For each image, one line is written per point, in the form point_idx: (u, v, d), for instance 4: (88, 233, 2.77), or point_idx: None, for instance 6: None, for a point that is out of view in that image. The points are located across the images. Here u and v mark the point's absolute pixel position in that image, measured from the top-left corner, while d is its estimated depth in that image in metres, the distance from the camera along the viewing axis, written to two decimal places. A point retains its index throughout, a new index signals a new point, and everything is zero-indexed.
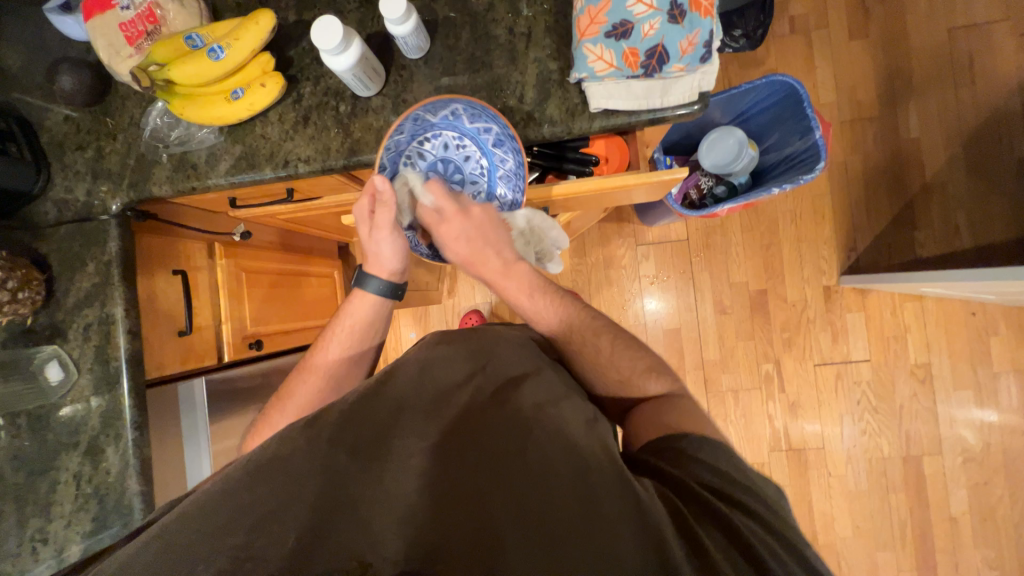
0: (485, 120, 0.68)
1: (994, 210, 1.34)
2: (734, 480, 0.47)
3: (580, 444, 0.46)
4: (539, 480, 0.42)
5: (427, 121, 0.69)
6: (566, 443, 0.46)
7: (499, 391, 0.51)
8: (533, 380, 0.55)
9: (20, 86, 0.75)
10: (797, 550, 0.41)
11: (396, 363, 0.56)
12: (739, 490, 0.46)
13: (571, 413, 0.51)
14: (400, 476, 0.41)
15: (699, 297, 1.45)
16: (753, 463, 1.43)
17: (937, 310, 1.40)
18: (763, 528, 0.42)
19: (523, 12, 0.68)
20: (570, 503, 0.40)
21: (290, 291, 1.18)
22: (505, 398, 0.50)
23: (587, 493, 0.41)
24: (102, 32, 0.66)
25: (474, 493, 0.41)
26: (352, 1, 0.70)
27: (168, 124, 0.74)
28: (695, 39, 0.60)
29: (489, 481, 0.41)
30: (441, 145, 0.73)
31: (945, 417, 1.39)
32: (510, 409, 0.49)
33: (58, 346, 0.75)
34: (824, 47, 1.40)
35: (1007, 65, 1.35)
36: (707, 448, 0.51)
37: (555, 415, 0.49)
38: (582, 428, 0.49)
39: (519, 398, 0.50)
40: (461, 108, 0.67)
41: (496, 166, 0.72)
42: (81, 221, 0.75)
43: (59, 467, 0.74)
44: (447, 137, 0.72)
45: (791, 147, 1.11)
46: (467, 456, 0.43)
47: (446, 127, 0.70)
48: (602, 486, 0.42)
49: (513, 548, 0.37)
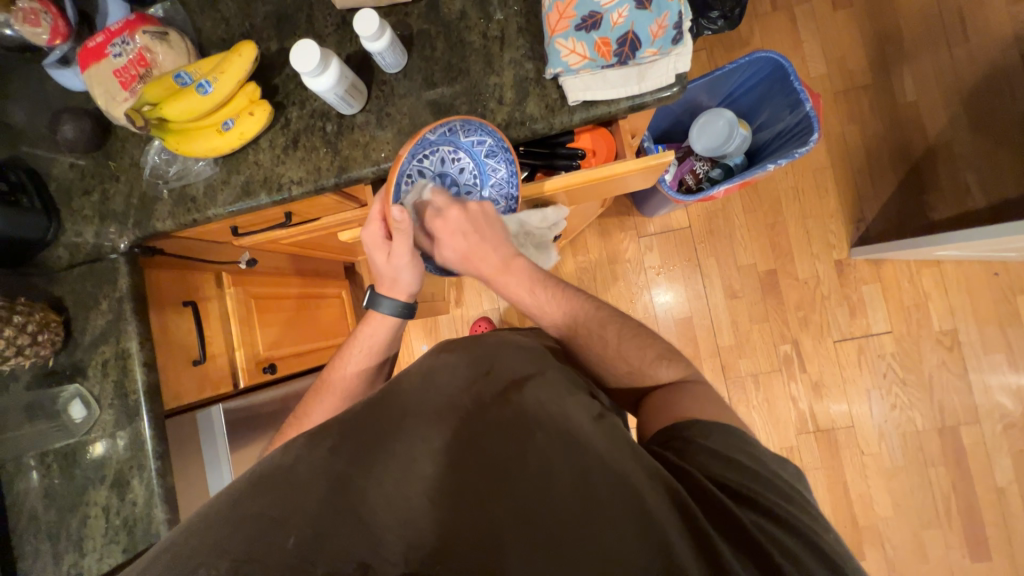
0: (479, 133, 0.68)
1: (1006, 166, 1.30)
2: (747, 472, 0.47)
3: (584, 439, 0.46)
4: (542, 479, 0.42)
5: (426, 138, 0.67)
6: (567, 441, 0.45)
7: (500, 391, 0.51)
8: (535, 379, 0.55)
9: (28, 140, 0.79)
10: (814, 546, 0.41)
11: (401, 371, 0.57)
12: (752, 485, 0.46)
13: (573, 406, 0.51)
14: (404, 478, 0.42)
15: (707, 284, 1.43)
16: (781, 447, 1.40)
17: (956, 274, 1.35)
18: (777, 526, 0.42)
19: (495, 16, 0.69)
20: (572, 501, 0.41)
21: (299, 314, 1.20)
22: (507, 398, 0.50)
23: (590, 490, 0.41)
24: (98, 80, 0.69)
25: (480, 493, 0.41)
26: (330, 25, 0.72)
27: (165, 161, 0.76)
28: (665, 22, 0.60)
29: (491, 483, 0.41)
30: (437, 160, 0.71)
31: (978, 383, 1.34)
32: (512, 408, 0.49)
33: (79, 384, 0.77)
34: (807, 21, 1.39)
35: (1000, 18, 1.32)
36: (715, 435, 0.51)
37: (557, 412, 0.49)
38: (587, 423, 0.49)
39: (521, 398, 0.50)
40: (457, 125, 0.67)
41: (491, 176, 0.73)
42: (92, 261, 0.78)
43: (88, 501, 0.76)
44: (442, 152, 0.70)
45: (783, 123, 1.10)
46: (469, 457, 0.43)
47: (442, 142, 0.69)
48: (603, 486, 0.42)
49: (514, 551, 0.37)
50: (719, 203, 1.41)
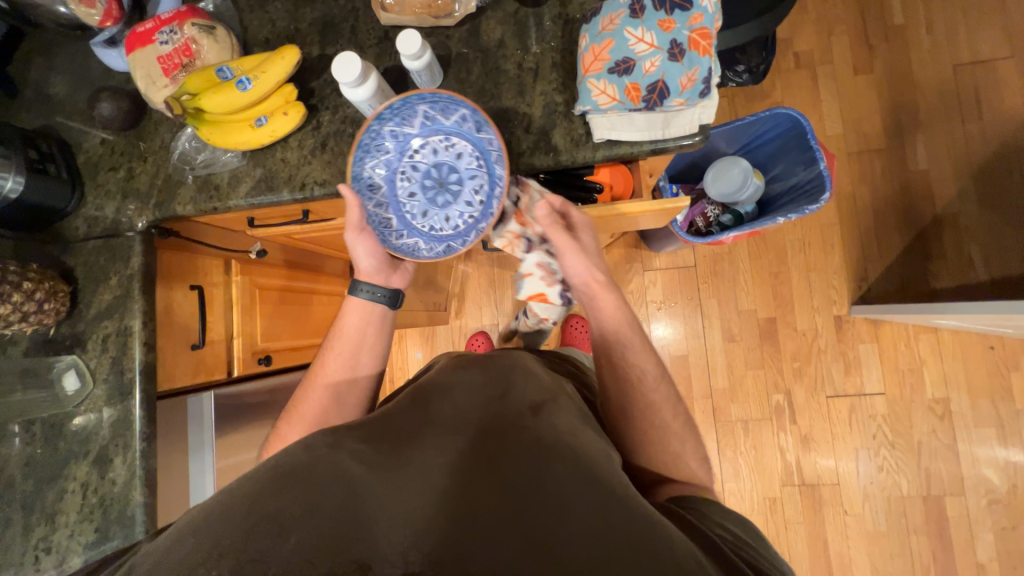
0: (458, 109, 0.68)
1: (1010, 243, 1.33)
2: (754, 549, 0.48)
3: (597, 473, 0.45)
4: (553, 507, 0.41)
5: (407, 133, 0.70)
6: (584, 472, 0.44)
7: (517, 415, 0.50)
8: (551, 408, 0.54)
9: (64, 112, 0.81)
10: None
11: (420, 387, 0.57)
12: (763, 560, 0.46)
13: (589, 440, 0.52)
14: (412, 489, 0.42)
15: (707, 325, 1.44)
16: (764, 497, 1.39)
17: (953, 343, 1.37)
18: None
19: (532, 49, 0.71)
20: (584, 534, 0.39)
21: (300, 309, 1.21)
22: (523, 422, 0.49)
23: (603, 529, 0.39)
24: (142, 64, 0.71)
25: (490, 514, 0.40)
26: (372, 37, 0.75)
27: (196, 148, 0.78)
28: (694, 76, 0.62)
29: (501, 502, 0.41)
30: (430, 152, 0.72)
31: (967, 455, 1.34)
32: (526, 433, 0.48)
33: (77, 355, 0.78)
34: (829, 82, 1.43)
35: (1015, 100, 1.37)
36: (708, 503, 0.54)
37: (574, 445, 0.48)
38: (600, 461, 0.48)
39: (537, 423, 0.50)
40: (431, 108, 0.68)
41: (493, 150, 0.68)
42: (108, 237, 0.79)
43: (67, 476, 0.75)
44: (432, 142, 0.71)
45: (796, 177, 1.13)
46: (482, 480, 0.43)
47: (426, 131, 0.71)
48: (617, 525, 0.40)
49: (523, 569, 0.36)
50: (725, 247, 1.43)
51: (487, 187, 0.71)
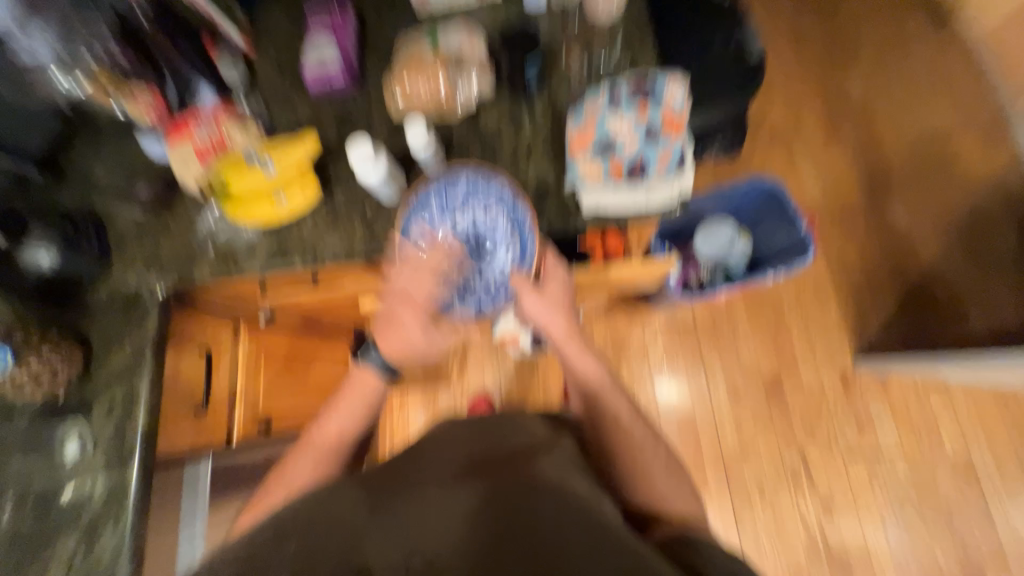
0: (494, 185, 0.74)
1: (1000, 296, 1.36)
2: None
3: (585, 514, 0.50)
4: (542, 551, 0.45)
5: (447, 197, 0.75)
6: (572, 516, 0.49)
7: (512, 463, 0.55)
8: (546, 454, 0.58)
9: (102, 193, 0.90)
10: None
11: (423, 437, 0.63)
12: None
13: (582, 485, 0.55)
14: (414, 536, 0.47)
15: (711, 383, 1.43)
16: (790, 572, 1.28)
17: (965, 398, 1.34)
18: None
19: (525, 132, 0.80)
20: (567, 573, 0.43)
21: (303, 372, 1.22)
22: (518, 470, 0.53)
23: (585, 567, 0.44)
24: (179, 151, 0.80)
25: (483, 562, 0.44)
26: (383, 125, 0.85)
27: (218, 221, 0.85)
28: (669, 154, 0.72)
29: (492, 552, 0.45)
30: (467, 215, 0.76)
31: (1001, 521, 1.26)
32: (518, 480, 0.52)
33: (83, 421, 0.78)
34: (803, 151, 1.54)
35: (978, 165, 1.47)
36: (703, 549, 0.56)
37: (564, 488, 0.52)
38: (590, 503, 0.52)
39: (531, 470, 0.54)
40: (467, 181, 0.74)
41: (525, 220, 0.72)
42: (128, 305, 0.84)
43: (54, 551, 0.73)
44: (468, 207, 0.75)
45: (780, 238, 1.19)
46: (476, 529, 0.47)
47: (465, 197, 0.75)
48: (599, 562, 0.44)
49: None
50: (722, 304, 1.46)
51: (518, 254, 0.73)
